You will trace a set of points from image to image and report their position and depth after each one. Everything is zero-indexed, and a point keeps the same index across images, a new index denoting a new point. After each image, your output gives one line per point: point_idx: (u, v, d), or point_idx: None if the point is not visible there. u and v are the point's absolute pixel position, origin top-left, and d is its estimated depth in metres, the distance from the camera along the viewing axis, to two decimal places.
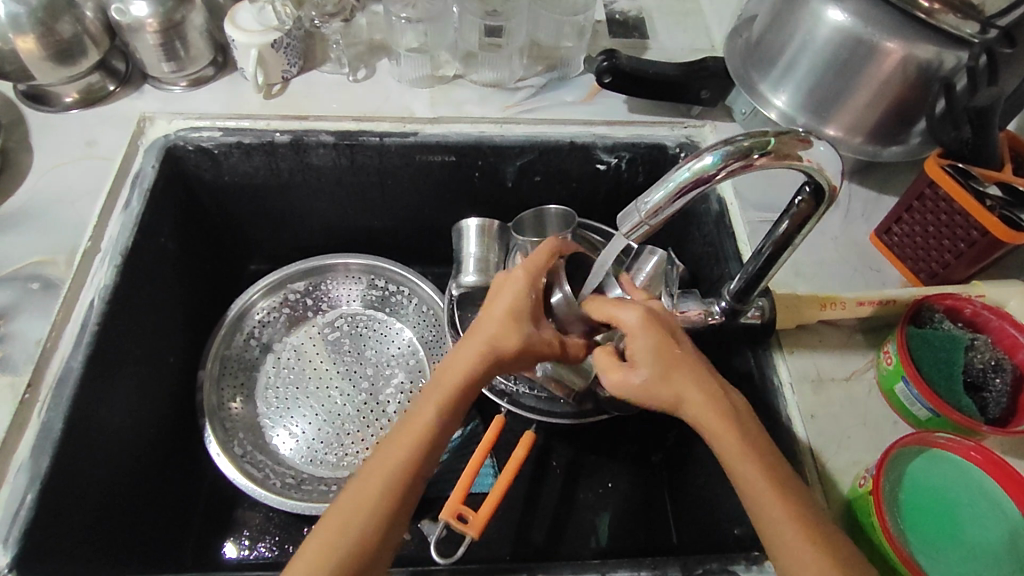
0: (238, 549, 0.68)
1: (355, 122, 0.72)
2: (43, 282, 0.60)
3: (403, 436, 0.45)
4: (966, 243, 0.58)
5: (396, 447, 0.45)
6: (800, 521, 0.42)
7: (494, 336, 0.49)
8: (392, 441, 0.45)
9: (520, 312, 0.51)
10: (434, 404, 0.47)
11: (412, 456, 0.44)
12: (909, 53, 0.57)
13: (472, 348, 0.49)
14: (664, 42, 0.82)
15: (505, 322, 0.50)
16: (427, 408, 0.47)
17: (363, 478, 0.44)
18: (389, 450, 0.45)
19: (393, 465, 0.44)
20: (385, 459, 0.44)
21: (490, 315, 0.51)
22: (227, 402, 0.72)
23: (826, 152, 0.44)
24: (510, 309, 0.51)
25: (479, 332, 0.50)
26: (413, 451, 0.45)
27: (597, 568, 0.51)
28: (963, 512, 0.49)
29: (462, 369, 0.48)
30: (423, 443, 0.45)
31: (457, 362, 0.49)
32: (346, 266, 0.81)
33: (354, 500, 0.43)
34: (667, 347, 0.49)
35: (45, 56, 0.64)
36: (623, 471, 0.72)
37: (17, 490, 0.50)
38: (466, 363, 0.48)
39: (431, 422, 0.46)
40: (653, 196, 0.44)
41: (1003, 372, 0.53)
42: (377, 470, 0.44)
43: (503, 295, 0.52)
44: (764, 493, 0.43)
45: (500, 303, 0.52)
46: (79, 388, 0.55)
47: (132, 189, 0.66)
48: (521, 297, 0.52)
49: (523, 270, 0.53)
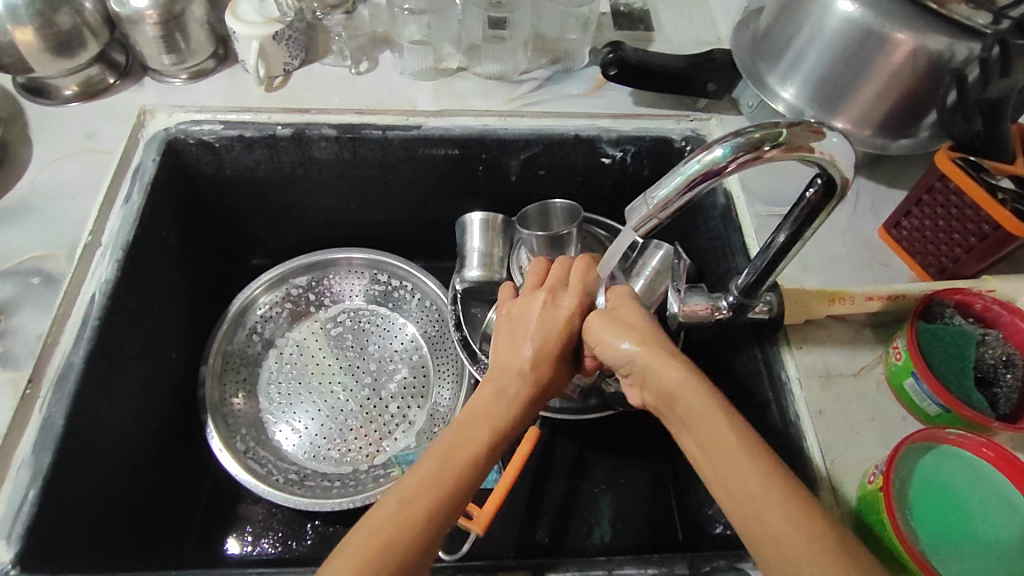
0: (241, 546, 0.68)
1: (357, 115, 0.71)
2: (43, 277, 0.59)
3: (452, 457, 0.44)
4: (977, 237, 0.58)
5: (445, 467, 0.43)
6: (781, 474, 0.38)
7: (544, 380, 0.50)
8: (438, 458, 0.44)
9: (566, 350, 0.51)
10: (487, 430, 0.46)
11: (462, 480, 0.43)
12: (920, 45, 0.56)
13: (523, 389, 0.49)
14: (669, 34, 0.82)
15: (553, 362, 0.50)
16: (478, 433, 0.46)
17: (408, 491, 0.42)
18: (436, 467, 0.43)
19: (443, 482, 0.43)
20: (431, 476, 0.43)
21: (540, 346, 0.50)
22: (229, 398, 0.72)
23: (839, 144, 0.44)
24: (562, 351, 0.51)
25: (527, 370, 0.49)
26: (464, 474, 0.44)
27: (604, 566, 0.50)
28: (974, 510, 0.49)
29: (511, 405, 0.48)
30: (474, 468, 0.44)
31: (506, 399, 0.48)
32: (349, 262, 0.80)
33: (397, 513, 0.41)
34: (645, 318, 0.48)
35: (44, 48, 0.63)
36: (633, 467, 0.72)
37: (19, 486, 0.50)
38: (516, 404, 0.48)
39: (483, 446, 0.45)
40: (662, 189, 0.44)
41: (1015, 367, 0.52)
42: (425, 485, 0.42)
43: (552, 327, 0.51)
44: (739, 448, 0.39)
45: (550, 338, 0.50)
46: (81, 383, 0.55)
47: (133, 182, 0.65)
48: (571, 333, 0.51)
49: (575, 300, 0.51)
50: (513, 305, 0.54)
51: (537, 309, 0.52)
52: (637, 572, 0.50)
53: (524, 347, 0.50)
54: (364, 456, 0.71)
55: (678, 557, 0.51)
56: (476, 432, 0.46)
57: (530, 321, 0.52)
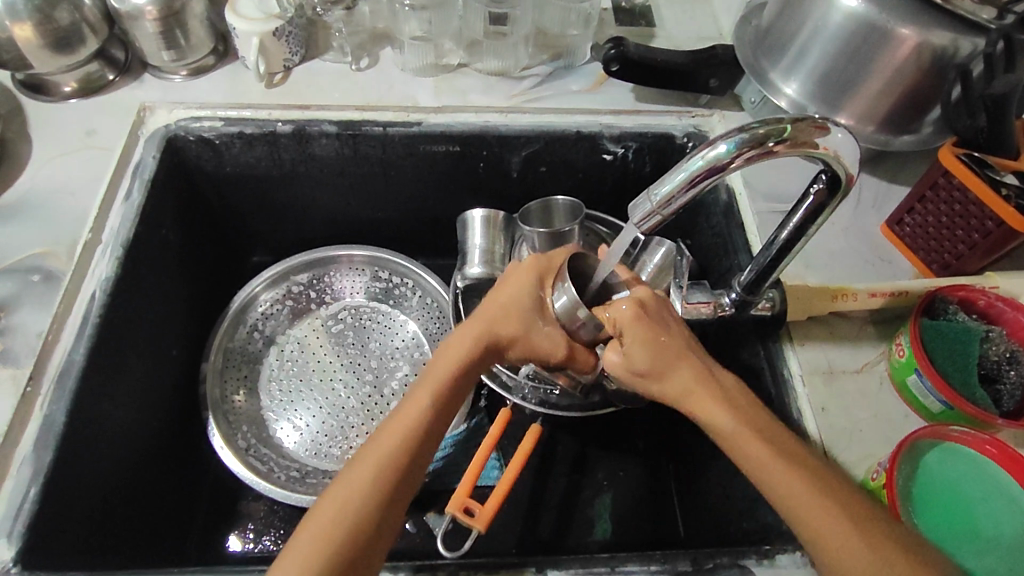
0: (242, 543, 0.68)
1: (358, 112, 0.71)
2: (43, 274, 0.59)
3: (395, 428, 0.45)
4: (981, 234, 0.57)
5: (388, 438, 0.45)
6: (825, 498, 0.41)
7: (490, 330, 0.50)
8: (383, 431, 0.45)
9: (520, 307, 0.51)
10: (429, 393, 0.47)
11: (405, 445, 0.44)
12: (924, 40, 0.56)
13: (468, 340, 0.49)
14: (671, 30, 0.81)
15: (505, 315, 0.51)
16: (419, 398, 0.47)
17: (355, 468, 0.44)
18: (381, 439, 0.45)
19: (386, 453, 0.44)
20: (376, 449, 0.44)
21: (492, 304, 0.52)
22: (230, 396, 0.72)
23: (844, 139, 0.43)
24: (513, 306, 0.51)
25: (481, 321, 0.51)
26: (404, 439, 0.45)
27: (606, 563, 0.50)
28: (978, 508, 0.48)
29: (454, 361, 0.49)
30: (414, 432, 0.45)
31: (449, 357, 0.49)
32: (350, 259, 0.80)
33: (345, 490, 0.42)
34: (658, 337, 0.48)
35: (43, 45, 0.63)
36: (633, 462, 0.72)
37: (20, 483, 0.49)
38: (459, 357, 0.49)
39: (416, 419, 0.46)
40: (666, 185, 0.43)
41: (1018, 364, 0.53)
42: (372, 459, 0.44)
43: (512, 288, 0.52)
44: (789, 482, 0.42)
45: (507, 296, 0.52)
46: (82, 380, 0.54)
47: (133, 179, 0.65)
48: (528, 293, 0.52)
49: (534, 264, 0.53)
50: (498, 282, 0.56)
51: (506, 276, 0.54)
52: (640, 570, 0.50)
53: (485, 307, 0.52)
54: None
55: (680, 554, 0.51)
56: (418, 398, 0.47)
57: (500, 286, 0.53)
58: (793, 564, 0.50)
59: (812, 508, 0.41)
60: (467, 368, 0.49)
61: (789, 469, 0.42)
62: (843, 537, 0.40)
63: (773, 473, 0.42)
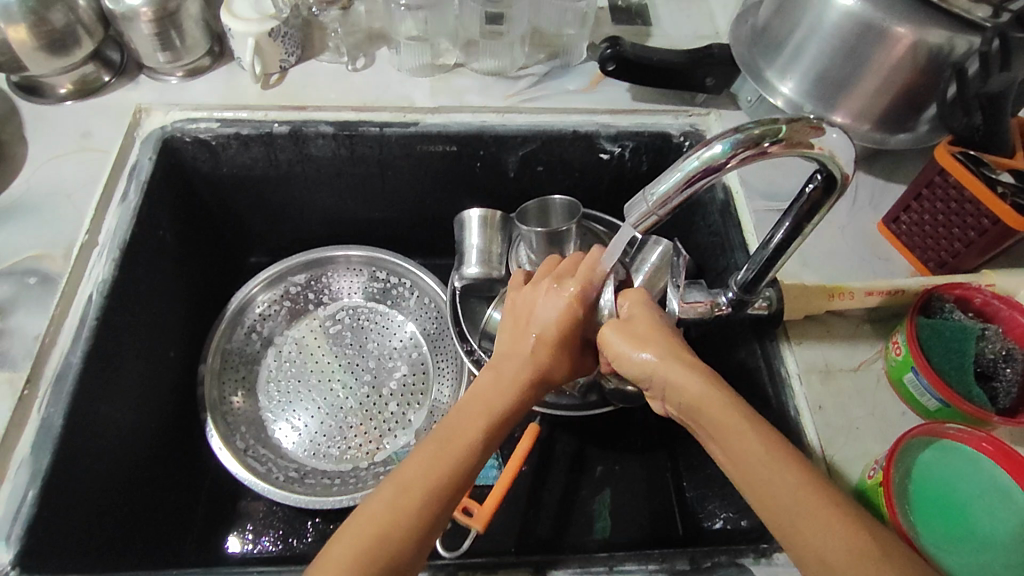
0: (241, 544, 0.68)
1: (354, 112, 0.71)
2: (39, 277, 0.59)
3: (454, 445, 0.44)
4: (977, 232, 0.57)
5: (446, 453, 0.44)
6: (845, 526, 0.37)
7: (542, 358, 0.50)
8: (438, 446, 0.44)
9: (568, 335, 0.51)
10: (484, 416, 0.46)
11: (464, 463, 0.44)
12: (920, 38, 0.56)
13: (524, 373, 0.49)
14: (667, 29, 0.81)
15: (556, 349, 0.51)
16: (479, 423, 0.46)
17: (409, 481, 0.42)
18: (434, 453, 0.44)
19: (445, 469, 0.43)
20: (428, 464, 0.43)
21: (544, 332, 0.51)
22: (228, 397, 0.72)
23: (839, 139, 0.44)
24: (563, 334, 0.51)
25: (530, 353, 0.50)
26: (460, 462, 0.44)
27: (605, 562, 0.50)
28: (973, 505, 0.48)
29: (511, 392, 0.48)
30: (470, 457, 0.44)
31: (504, 385, 0.48)
32: (347, 259, 0.79)
33: (400, 501, 0.41)
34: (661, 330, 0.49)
35: (39, 47, 0.63)
36: (631, 460, 0.72)
37: (18, 486, 0.49)
38: (514, 388, 0.48)
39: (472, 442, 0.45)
40: (662, 185, 0.43)
41: (1014, 361, 0.52)
42: (427, 471, 0.43)
43: (554, 314, 0.51)
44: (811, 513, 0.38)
45: (550, 327, 0.51)
46: (79, 382, 0.54)
47: (129, 181, 0.65)
48: (574, 318, 0.51)
49: (576, 291, 0.52)
50: (522, 297, 0.55)
51: (543, 303, 0.53)
52: (638, 568, 0.50)
53: (531, 329, 0.52)
54: (364, 454, 0.71)
55: (678, 552, 0.51)
56: (477, 421, 0.46)
57: (530, 313, 0.53)
58: (790, 562, 0.50)
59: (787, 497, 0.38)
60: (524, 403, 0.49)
61: (767, 459, 0.40)
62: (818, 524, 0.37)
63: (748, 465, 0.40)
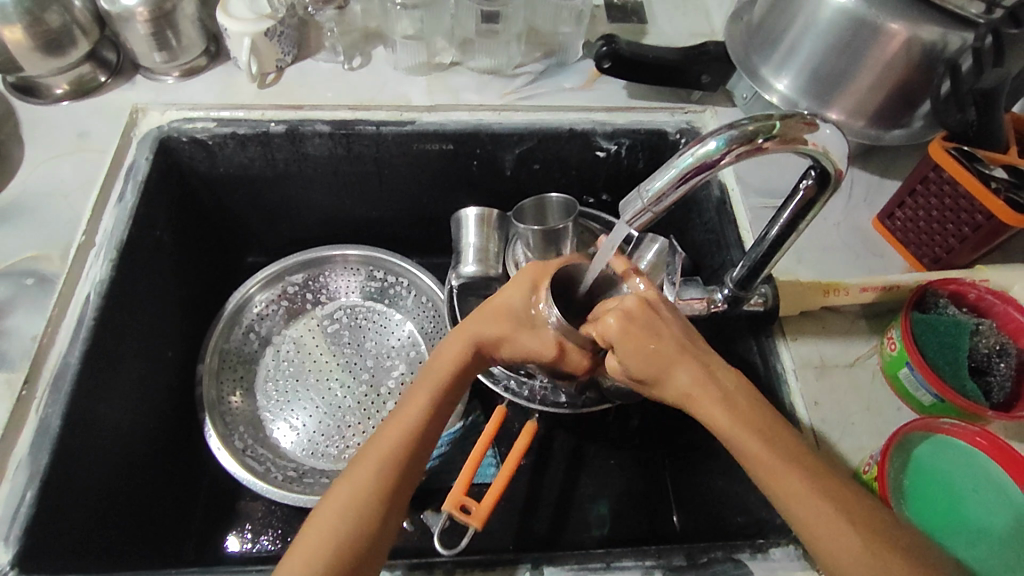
0: (241, 543, 0.68)
1: (351, 112, 0.71)
2: (37, 278, 0.59)
3: (395, 431, 0.47)
4: (971, 227, 0.58)
5: (387, 440, 0.47)
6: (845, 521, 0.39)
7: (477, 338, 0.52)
8: (383, 435, 0.47)
9: (512, 317, 0.53)
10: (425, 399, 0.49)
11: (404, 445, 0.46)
12: (914, 35, 0.56)
13: (462, 348, 0.52)
14: (663, 26, 0.81)
15: (501, 324, 0.52)
16: (417, 402, 0.49)
17: (353, 473, 0.45)
18: (378, 442, 0.47)
19: (381, 458, 0.46)
20: (371, 454, 0.46)
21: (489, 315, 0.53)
22: (226, 396, 0.72)
23: (832, 136, 0.44)
24: (505, 316, 0.53)
25: (476, 327, 0.53)
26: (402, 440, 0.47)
27: (602, 559, 0.50)
28: (967, 498, 0.49)
29: (446, 367, 0.51)
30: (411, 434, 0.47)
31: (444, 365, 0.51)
32: (344, 258, 0.80)
33: (344, 496, 0.44)
34: (633, 331, 0.47)
35: (35, 47, 0.63)
36: (629, 458, 0.72)
37: (17, 487, 0.50)
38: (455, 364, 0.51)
39: (413, 422, 0.48)
40: (656, 182, 0.44)
41: (1007, 356, 0.53)
42: (371, 462, 0.45)
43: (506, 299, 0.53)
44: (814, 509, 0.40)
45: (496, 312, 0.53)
46: (77, 383, 0.55)
47: (125, 181, 0.65)
48: (518, 303, 0.53)
49: (531, 276, 0.54)
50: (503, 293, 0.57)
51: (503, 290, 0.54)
52: (635, 565, 0.50)
53: (480, 313, 0.54)
54: None
55: (675, 548, 0.51)
56: (416, 400, 0.49)
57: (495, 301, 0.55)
58: (787, 557, 0.50)
59: (809, 505, 0.40)
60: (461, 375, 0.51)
61: (790, 469, 0.41)
62: (837, 530, 0.39)
63: (772, 472, 0.41)
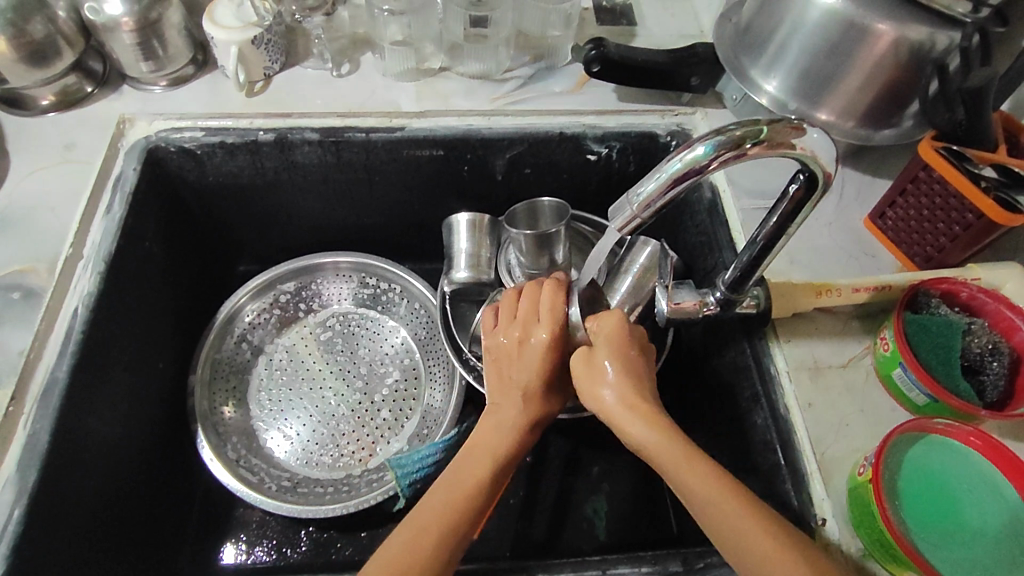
0: (235, 555, 0.67)
1: (340, 118, 0.70)
2: (23, 291, 0.59)
3: (442, 509, 0.44)
4: (961, 226, 0.58)
5: (447, 501, 0.44)
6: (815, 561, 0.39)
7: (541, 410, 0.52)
8: (436, 505, 0.44)
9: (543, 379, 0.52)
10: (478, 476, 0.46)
11: (465, 517, 0.44)
12: (901, 35, 0.56)
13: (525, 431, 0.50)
14: (651, 29, 0.81)
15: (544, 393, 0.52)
16: (480, 465, 0.47)
17: (411, 538, 0.42)
18: (423, 515, 0.43)
19: (445, 515, 0.43)
20: (429, 522, 0.43)
21: (531, 383, 0.51)
22: (219, 407, 0.72)
23: (820, 139, 0.44)
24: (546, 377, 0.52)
25: (531, 405, 0.51)
26: (466, 500, 0.44)
27: (598, 566, 0.50)
28: (961, 497, 0.49)
29: (513, 444, 0.49)
30: (474, 495, 0.45)
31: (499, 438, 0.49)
32: (336, 266, 0.79)
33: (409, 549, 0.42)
34: (623, 355, 0.49)
35: (19, 58, 0.63)
36: (624, 461, 0.72)
37: (4, 505, 0.49)
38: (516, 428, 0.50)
39: (477, 487, 0.45)
40: (645, 187, 0.43)
41: (1000, 355, 0.53)
42: (432, 522, 0.43)
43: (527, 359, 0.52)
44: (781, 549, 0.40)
45: (535, 371, 0.51)
46: (66, 398, 0.54)
47: (113, 192, 0.64)
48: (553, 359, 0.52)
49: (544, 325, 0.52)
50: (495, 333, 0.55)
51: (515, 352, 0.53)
52: (630, 571, 0.50)
53: (516, 385, 0.52)
54: (358, 460, 0.71)
55: (671, 553, 0.51)
56: (477, 467, 0.47)
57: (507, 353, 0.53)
58: None
59: (759, 542, 0.40)
60: (523, 442, 0.50)
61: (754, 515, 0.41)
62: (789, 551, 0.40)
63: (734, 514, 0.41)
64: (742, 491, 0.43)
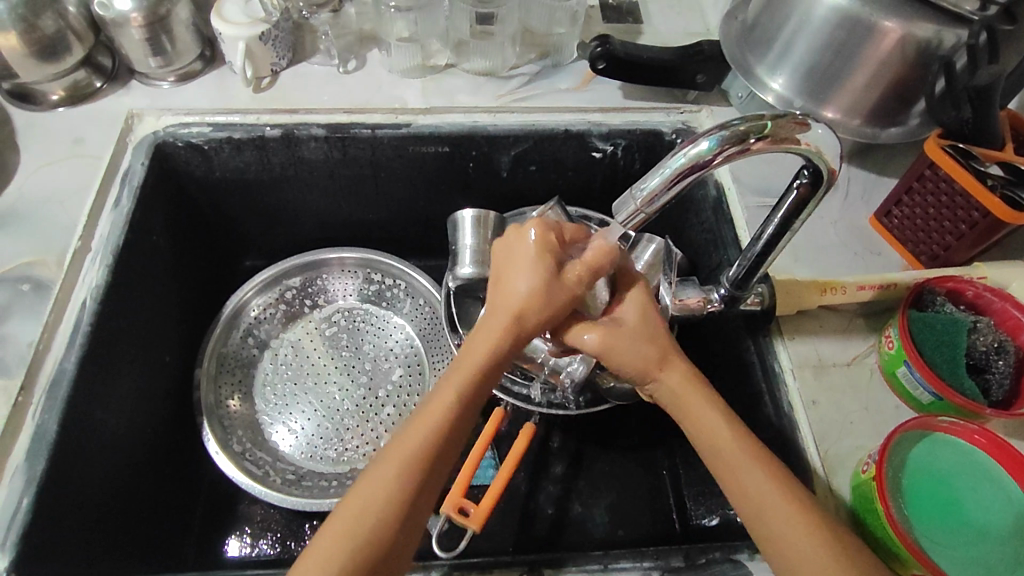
0: (240, 547, 0.68)
1: (346, 114, 0.71)
2: (33, 283, 0.60)
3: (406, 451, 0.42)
4: (967, 225, 0.58)
5: (411, 439, 0.42)
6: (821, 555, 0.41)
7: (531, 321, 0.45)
8: (405, 440, 0.42)
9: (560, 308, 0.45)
10: (439, 420, 0.43)
11: (423, 451, 0.42)
12: (908, 32, 0.56)
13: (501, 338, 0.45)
14: (657, 26, 0.81)
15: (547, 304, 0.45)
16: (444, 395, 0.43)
17: (370, 481, 0.41)
18: (389, 455, 0.42)
19: (411, 452, 0.42)
20: (389, 460, 0.42)
21: (537, 297, 0.45)
22: (225, 401, 0.72)
23: (825, 135, 0.44)
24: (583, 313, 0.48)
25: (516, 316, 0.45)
26: (432, 433, 0.42)
27: (600, 561, 0.50)
28: (966, 497, 0.49)
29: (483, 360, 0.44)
30: (442, 428, 0.43)
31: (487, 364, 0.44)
32: (341, 261, 0.80)
33: (369, 491, 0.41)
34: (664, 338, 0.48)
35: (29, 53, 0.63)
36: (627, 460, 0.72)
37: (13, 493, 0.50)
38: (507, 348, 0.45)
39: (444, 417, 0.43)
40: (649, 183, 0.44)
41: (1006, 354, 0.53)
42: (392, 463, 0.42)
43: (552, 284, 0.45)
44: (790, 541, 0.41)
45: (558, 291, 0.45)
46: (73, 389, 0.55)
47: (121, 186, 0.65)
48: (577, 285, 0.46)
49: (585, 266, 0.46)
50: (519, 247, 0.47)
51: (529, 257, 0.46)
52: (633, 566, 0.50)
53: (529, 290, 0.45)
54: (362, 455, 0.71)
55: (673, 549, 0.51)
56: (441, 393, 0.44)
57: (506, 260, 0.47)
58: None
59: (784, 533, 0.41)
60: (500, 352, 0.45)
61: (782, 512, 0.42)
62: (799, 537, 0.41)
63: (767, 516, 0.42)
64: (777, 480, 0.43)
